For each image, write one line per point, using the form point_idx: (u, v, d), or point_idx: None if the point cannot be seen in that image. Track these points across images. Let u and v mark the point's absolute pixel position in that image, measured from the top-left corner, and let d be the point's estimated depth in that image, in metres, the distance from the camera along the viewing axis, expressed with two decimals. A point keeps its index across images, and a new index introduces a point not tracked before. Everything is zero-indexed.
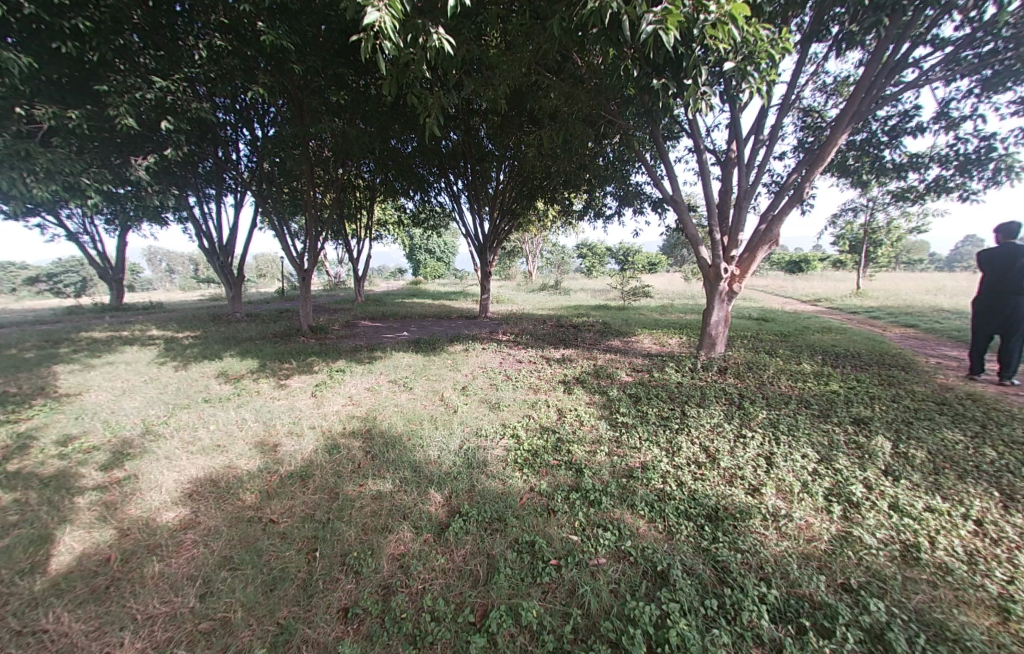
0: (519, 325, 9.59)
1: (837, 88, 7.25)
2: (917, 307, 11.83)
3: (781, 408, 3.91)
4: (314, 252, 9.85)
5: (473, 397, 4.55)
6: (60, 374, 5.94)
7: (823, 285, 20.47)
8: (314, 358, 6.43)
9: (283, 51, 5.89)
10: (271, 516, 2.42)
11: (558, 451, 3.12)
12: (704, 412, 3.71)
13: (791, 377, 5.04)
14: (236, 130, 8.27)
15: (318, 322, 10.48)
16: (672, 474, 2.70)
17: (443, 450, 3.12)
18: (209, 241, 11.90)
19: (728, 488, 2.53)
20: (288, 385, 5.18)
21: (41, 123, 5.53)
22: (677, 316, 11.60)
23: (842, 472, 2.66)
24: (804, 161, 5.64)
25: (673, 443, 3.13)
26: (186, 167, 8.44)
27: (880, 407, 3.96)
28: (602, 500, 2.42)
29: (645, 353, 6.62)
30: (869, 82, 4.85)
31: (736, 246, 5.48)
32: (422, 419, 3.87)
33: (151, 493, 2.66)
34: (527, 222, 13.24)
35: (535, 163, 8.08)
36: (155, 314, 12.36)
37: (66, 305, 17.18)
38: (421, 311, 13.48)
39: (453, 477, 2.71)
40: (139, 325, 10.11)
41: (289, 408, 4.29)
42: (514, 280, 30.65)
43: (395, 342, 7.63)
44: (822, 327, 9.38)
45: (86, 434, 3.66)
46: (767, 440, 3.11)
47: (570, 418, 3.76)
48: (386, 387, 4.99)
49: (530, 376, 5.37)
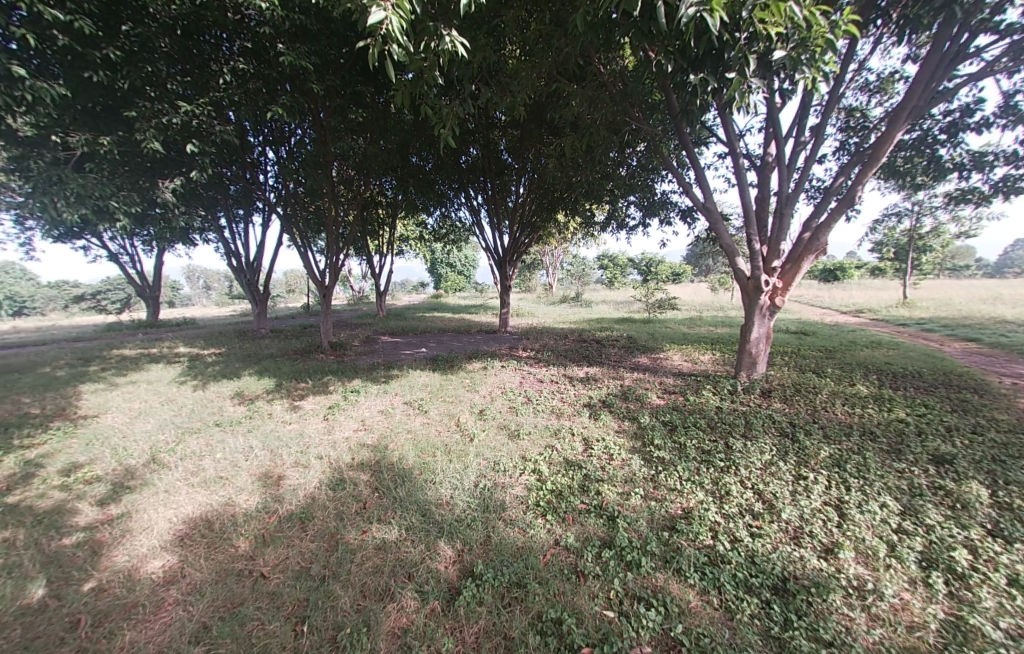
0: (540, 340, 9.25)
1: (881, 85, 6.74)
2: (976, 318, 10.81)
3: (842, 441, 3.41)
4: (334, 269, 9.86)
5: (491, 422, 4.23)
6: (84, 394, 6.00)
7: (865, 295, 19.27)
8: (330, 377, 6.27)
9: (302, 71, 5.90)
10: (263, 570, 2.16)
11: (585, 493, 2.75)
12: (751, 447, 3.27)
13: (847, 401, 4.51)
14: (260, 151, 8.42)
15: (338, 338, 10.47)
16: (723, 527, 2.30)
17: (455, 489, 2.81)
18: (237, 259, 12.17)
19: (795, 549, 2.11)
20: (301, 406, 5.01)
21: (73, 151, 5.71)
22: (707, 330, 10.99)
23: (935, 530, 2.19)
24: (852, 162, 5.16)
25: (720, 486, 2.71)
26: (213, 188, 8.64)
27: (963, 442, 3.41)
28: (641, 562, 2.04)
29: (676, 372, 6.14)
30: (927, 73, 4.39)
31: (777, 256, 5.02)
32: (435, 449, 3.58)
33: (142, 538, 2.47)
34: (548, 235, 13.00)
35: (556, 175, 7.84)
36: (185, 331, 12.70)
37: (107, 321, 18.00)
38: (440, 326, 13.34)
39: (467, 525, 2.39)
40: (167, 342, 10.35)
41: (298, 434, 4.08)
42: (535, 293, 30.44)
43: (412, 360, 7.42)
44: (870, 342, 8.63)
45: (93, 463, 3.55)
46: (834, 485, 2.65)
47: (598, 449, 3.39)
48: (400, 410, 4.74)
49: (553, 398, 5.01)
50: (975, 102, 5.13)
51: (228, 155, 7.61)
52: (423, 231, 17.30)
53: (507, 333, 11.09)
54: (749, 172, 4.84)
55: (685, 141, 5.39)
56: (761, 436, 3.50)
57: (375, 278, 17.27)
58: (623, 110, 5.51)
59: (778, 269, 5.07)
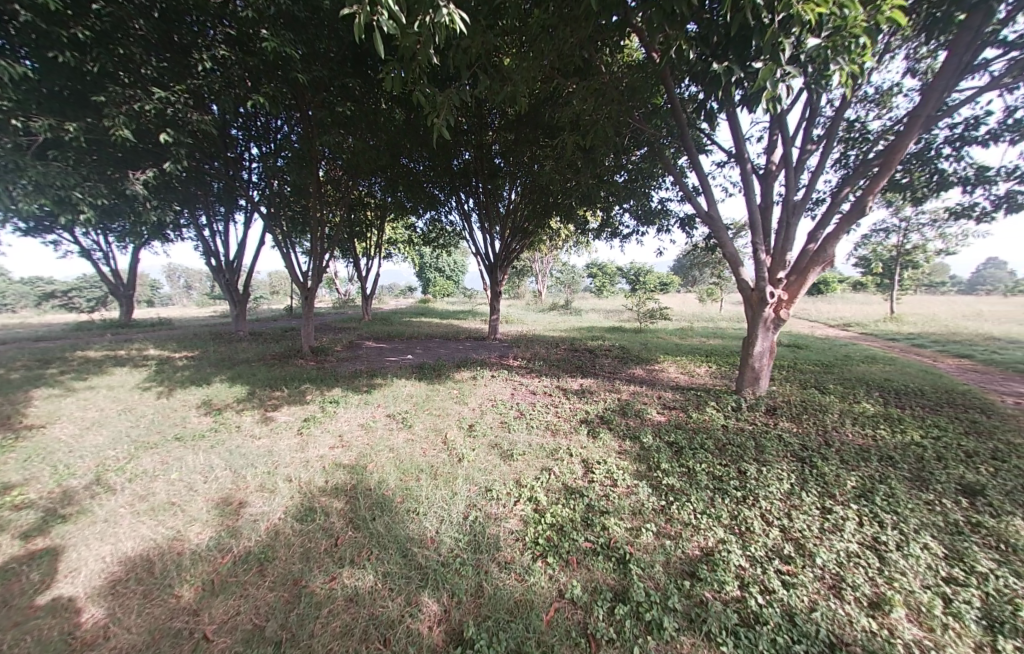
0: (532, 349, 8.95)
1: (880, 99, 6.72)
2: (964, 334, 10.88)
3: (860, 468, 3.18)
4: (319, 270, 9.44)
5: (481, 440, 3.90)
6: (34, 400, 5.47)
7: (851, 309, 19.51)
8: (308, 386, 5.85)
9: (289, 60, 5.56)
10: (206, 628, 1.83)
11: (589, 527, 2.44)
12: (766, 474, 3.01)
13: (855, 421, 4.30)
14: (242, 146, 8.02)
15: (321, 343, 10.02)
16: (754, 576, 2.05)
17: (442, 522, 2.47)
18: (216, 258, 11.62)
19: (841, 606, 1.87)
20: (274, 418, 4.60)
21: (33, 136, 5.25)
22: (701, 341, 10.83)
23: (988, 581, 2.00)
24: (858, 176, 5.07)
25: (740, 522, 2.46)
26: (191, 183, 8.18)
27: (986, 470, 3.23)
28: (663, 624, 1.79)
29: (673, 385, 5.90)
30: (940, 89, 4.31)
31: (782, 268, 4.83)
32: (419, 471, 3.22)
33: (66, 585, 2.07)
34: (540, 241, 12.78)
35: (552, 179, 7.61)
36: (157, 332, 12.04)
37: (76, 320, 17.09)
38: (429, 331, 12.97)
39: (455, 572, 2.06)
40: (137, 343, 9.74)
41: (268, 451, 3.68)
42: (524, 300, 30.25)
43: (398, 368, 7.04)
44: (863, 356, 8.56)
45: (26, 484, 3.10)
46: (866, 522, 2.44)
47: (599, 473, 3.08)
48: (382, 424, 4.36)
49: (547, 412, 4.70)
50: (980, 117, 5.06)
51: (208, 148, 7.20)
52: (413, 234, 16.94)
53: (498, 340, 10.77)
54: (756, 181, 4.64)
55: (690, 148, 5.19)
56: (774, 461, 3.26)
57: (362, 281, 16.80)
58: (626, 115, 5.31)
59: (783, 282, 4.84)
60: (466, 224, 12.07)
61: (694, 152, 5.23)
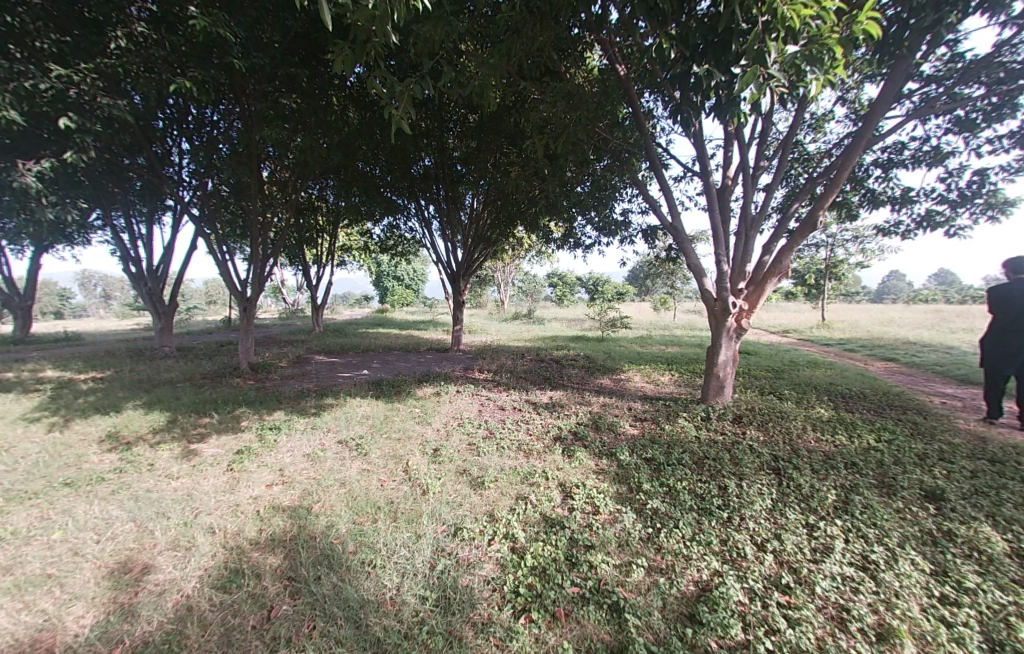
0: (495, 360, 8.65)
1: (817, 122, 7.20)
2: (887, 339, 12.01)
3: (832, 477, 3.18)
4: (260, 278, 8.58)
5: (447, 466, 3.53)
6: None
7: (788, 316, 21.07)
8: (244, 410, 5.15)
9: (222, 45, 4.98)
10: None
11: (575, 568, 2.17)
12: (747, 490, 2.89)
13: (816, 427, 4.40)
14: (170, 140, 7.19)
15: (263, 358, 9.11)
16: (757, 613, 1.87)
17: (405, 578, 2.09)
18: (136, 265, 10.29)
19: (850, 642, 1.74)
20: (201, 453, 3.94)
21: None
22: (660, 349, 11.06)
23: (979, 599, 1.97)
24: (807, 191, 5.29)
25: (732, 548, 2.29)
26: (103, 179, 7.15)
27: (941, 473, 3.35)
28: None
29: (641, 395, 5.85)
30: (881, 111, 4.59)
31: (742, 278, 4.90)
32: (377, 510, 2.81)
33: None
34: (501, 250, 12.59)
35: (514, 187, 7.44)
36: (61, 349, 10.41)
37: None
38: (386, 343, 12.28)
39: (421, 646, 1.73)
40: (32, 364, 8.31)
41: (189, 495, 3.09)
42: (484, 310, 29.94)
43: (352, 384, 6.46)
44: (807, 361, 9.09)
45: None
46: (855, 540, 2.37)
47: (579, 500, 2.83)
48: (332, 453, 3.86)
49: (518, 430, 4.41)
50: (907, 141, 5.50)
51: (123, 140, 6.31)
52: (367, 242, 16.15)
53: (459, 351, 10.38)
54: (718, 192, 4.67)
55: (652, 158, 5.18)
56: (752, 474, 3.17)
57: (311, 291, 15.72)
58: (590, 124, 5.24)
59: (744, 292, 4.90)
60: (425, 231, 11.62)
61: (657, 162, 5.23)
